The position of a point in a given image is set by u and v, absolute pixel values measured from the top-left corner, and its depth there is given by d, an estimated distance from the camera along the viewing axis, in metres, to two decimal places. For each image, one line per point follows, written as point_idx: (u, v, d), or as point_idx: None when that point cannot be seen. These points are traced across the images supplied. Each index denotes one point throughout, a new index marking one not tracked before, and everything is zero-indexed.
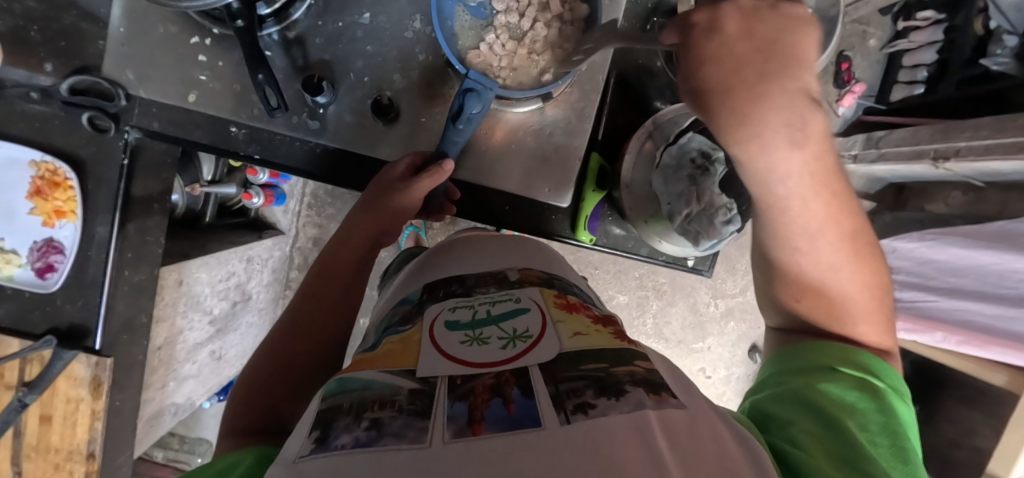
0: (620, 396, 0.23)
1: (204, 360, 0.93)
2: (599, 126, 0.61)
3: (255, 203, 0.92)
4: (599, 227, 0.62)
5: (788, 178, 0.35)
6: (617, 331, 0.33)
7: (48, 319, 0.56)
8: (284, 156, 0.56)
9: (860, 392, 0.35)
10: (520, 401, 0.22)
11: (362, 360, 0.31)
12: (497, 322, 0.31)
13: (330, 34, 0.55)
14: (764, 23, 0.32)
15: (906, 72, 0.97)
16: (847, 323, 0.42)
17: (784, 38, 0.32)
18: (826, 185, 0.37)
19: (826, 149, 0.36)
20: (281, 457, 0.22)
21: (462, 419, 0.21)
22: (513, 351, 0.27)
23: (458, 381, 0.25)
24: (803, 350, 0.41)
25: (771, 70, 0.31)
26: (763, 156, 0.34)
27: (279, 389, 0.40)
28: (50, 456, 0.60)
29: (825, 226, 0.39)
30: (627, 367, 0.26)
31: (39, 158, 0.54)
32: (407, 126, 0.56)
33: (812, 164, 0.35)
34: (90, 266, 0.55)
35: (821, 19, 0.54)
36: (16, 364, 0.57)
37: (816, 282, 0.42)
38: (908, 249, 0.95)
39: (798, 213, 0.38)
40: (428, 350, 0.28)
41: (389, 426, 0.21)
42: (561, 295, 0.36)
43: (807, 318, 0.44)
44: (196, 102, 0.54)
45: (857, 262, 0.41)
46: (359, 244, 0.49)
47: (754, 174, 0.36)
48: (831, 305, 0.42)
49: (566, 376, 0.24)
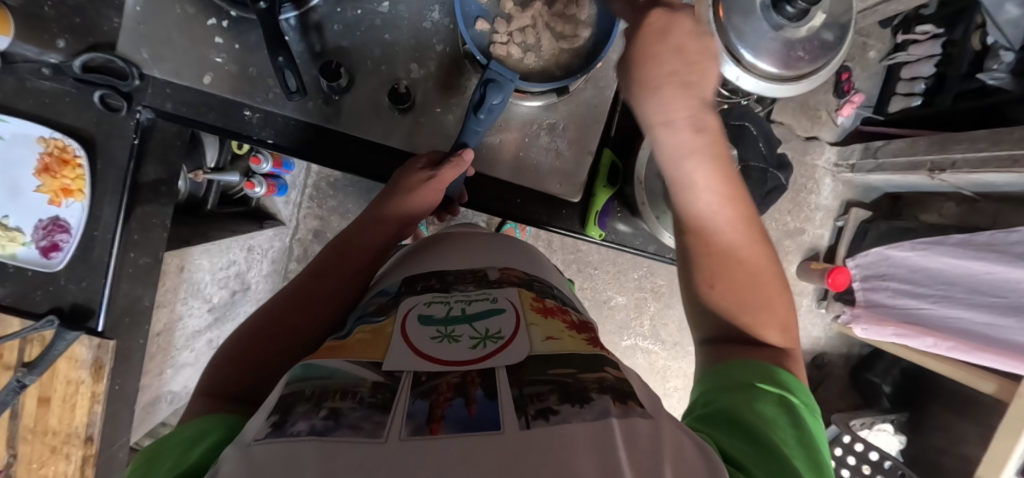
0: (584, 403, 0.23)
1: (201, 348, 0.92)
2: (614, 120, 0.62)
3: (257, 192, 0.88)
4: (608, 223, 0.62)
5: (688, 153, 0.40)
6: (591, 338, 0.33)
7: (51, 298, 0.55)
8: (297, 141, 0.56)
9: (782, 409, 0.32)
10: (483, 403, 0.23)
11: (334, 344, 0.32)
12: (469, 322, 0.32)
13: (348, 21, 0.55)
14: (692, 42, 0.39)
15: (905, 85, 0.98)
16: (754, 318, 0.40)
17: (699, 56, 0.39)
18: (721, 171, 0.41)
19: (716, 136, 0.40)
20: (239, 439, 0.23)
21: (422, 417, 0.21)
22: (482, 351, 0.28)
23: (422, 378, 0.25)
24: (736, 365, 0.36)
25: (685, 78, 0.38)
26: (671, 136, 0.40)
27: (256, 362, 0.38)
28: (47, 439, 0.59)
29: (724, 207, 0.42)
30: (595, 375, 0.26)
31: (47, 135, 0.53)
32: (421, 115, 0.56)
33: (708, 146, 0.40)
34: (96, 246, 0.55)
35: (834, 24, 0.55)
36: (16, 344, 0.55)
37: (734, 261, 0.41)
38: (902, 256, 0.93)
39: (699, 185, 0.41)
40: (398, 345, 0.29)
41: (347, 416, 0.21)
42: (538, 298, 0.36)
43: (719, 307, 0.41)
44: (211, 84, 0.54)
45: (752, 239, 0.42)
46: (383, 233, 0.48)
47: (667, 154, 0.42)
48: (738, 292, 0.41)
49: (531, 380, 0.25)
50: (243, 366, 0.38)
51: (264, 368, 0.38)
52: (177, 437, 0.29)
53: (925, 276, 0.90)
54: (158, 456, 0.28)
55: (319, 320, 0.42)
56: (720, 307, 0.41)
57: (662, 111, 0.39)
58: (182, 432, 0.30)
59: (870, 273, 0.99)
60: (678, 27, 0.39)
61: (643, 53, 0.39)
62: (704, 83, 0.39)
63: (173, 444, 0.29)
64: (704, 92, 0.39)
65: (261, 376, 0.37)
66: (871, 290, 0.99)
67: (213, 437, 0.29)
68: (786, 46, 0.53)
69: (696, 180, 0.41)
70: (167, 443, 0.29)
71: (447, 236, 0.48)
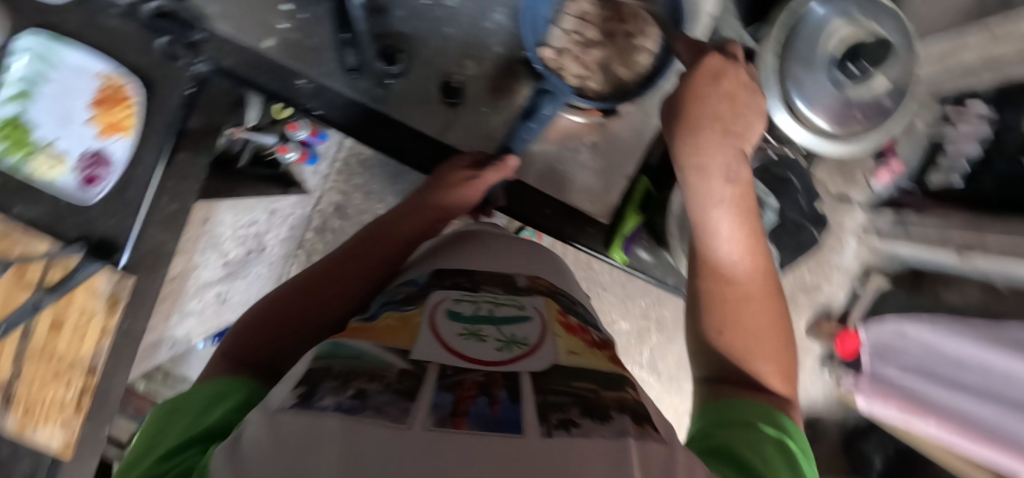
0: (604, 420, 0.23)
1: (209, 300, 0.93)
2: (658, 149, 0.61)
3: (289, 158, 0.90)
4: (632, 249, 0.61)
5: (720, 193, 0.42)
6: (612, 357, 0.33)
7: (80, 227, 0.57)
8: (342, 116, 0.56)
9: (781, 452, 0.27)
10: (506, 405, 0.23)
11: (359, 327, 0.31)
12: (496, 324, 0.31)
13: (414, 9, 0.56)
14: (741, 93, 0.47)
15: (947, 161, 0.95)
16: (756, 363, 0.35)
17: (744, 109, 0.46)
18: (744, 218, 0.42)
19: (748, 188, 0.44)
20: (266, 404, 0.24)
21: (446, 409, 0.22)
22: (508, 355, 0.27)
23: (448, 372, 0.25)
24: (722, 409, 0.32)
25: (722, 125, 0.45)
26: (703, 178, 0.44)
27: (278, 330, 0.39)
28: (50, 365, 0.58)
29: (744, 249, 0.40)
30: (616, 393, 0.26)
31: (107, 73, 0.56)
32: (470, 112, 0.57)
33: (736, 192, 0.43)
34: (133, 186, 0.57)
35: (897, 90, 0.54)
36: (39, 265, 0.54)
37: (741, 302, 0.38)
38: (916, 333, 0.93)
39: (721, 226, 0.41)
40: (425, 333, 0.29)
41: (373, 399, 0.22)
42: (564, 314, 0.35)
43: (726, 350, 0.37)
44: (271, 49, 0.55)
45: (762, 276, 0.39)
46: (422, 222, 0.48)
47: (694, 192, 0.44)
48: (742, 331, 0.37)
49: (554, 389, 0.25)
50: (268, 333, 0.38)
51: (288, 340, 0.38)
52: (199, 397, 0.30)
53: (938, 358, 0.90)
54: (175, 412, 0.29)
55: (345, 298, 0.42)
56: (725, 351, 0.37)
57: (697, 152, 0.44)
58: (197, 394, 0.31)
59: (879, 344, 0.99)
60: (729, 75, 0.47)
61: (693, 94, 0.46)
62: (743, 133, 0.46)
63: (191, 404, 0.30)
64: (741, 144, 0.45)
65: (282, 347, 0.38)
66: (876, 362, 0.99)
67: (235, 401, 0.30)
68: (844, 105, 0.53)
69: (721, 223, 0.42)
70: (190, 401, 0.30)
71: (480, 234, 0.48)
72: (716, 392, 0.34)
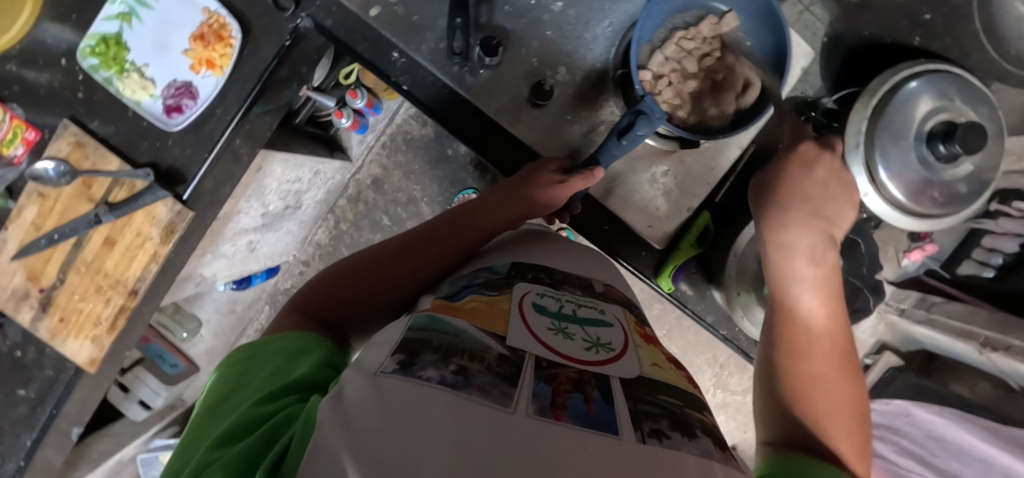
0: (691, 436, 0.23)
1: (241, 246, 0.94)
2: (721, 190, 0.63)
3: (342, 122, 0.91)
4: (680, 279, 0.62)
5: (805, 275, 0.48)
6: (686, 376, 0.33)
7: (151, 153, 0.59)
8: (428, 97, 0.58)
9: None
10: (600, 405, 0.23)
11: (448, 304, 0.32)
12: (580, 323, 0.32)
13: (519, 7, 0.57)
14: (833, 180, 0.53)
15: (981, 253, 0.82)
16: (830, 437, 0.39)
17: (832, 194, 0.52)
18: (828, 301, 0.47)
19: (832, 272, 0.49)
20: (362, 364, 0.24)
21: (546, 400, 0.22)
22: (597, 357, 0.28)
23: (543, 364, 0.25)
24: (804, 459, 0.35)
25: (810, 208, 0.51)
26: (793, 254, 0.49)
27: (353, 294, 0.40)
28: (96, 278, 0.59)
29: (826, 328, 0.45)
30: (698, 414, 0.27)
31: (213, 8, 0.56)
32: (553, 115, 0.58)
33: (822, 276, 0.48)
34: (211, 122, 0.59)
35: (976, 178, 0.55)
36: (107, 182, 0.56)
37: (818, 375, 0.42)
38: (924, 417, 0.91)
39: (804, 303, 0.47)
40: (516, 322, 0.29)
41: (476, 377, 0.22)
42: (640, 325, 0.36)
43: (802, 416, 0.40)
44: (374, 18, 0.56)
45: (841, 359, 0.44)
46: (504, 217, 0.49)
47: (780, 268, 0.49)
48: (816, 399, 0.41)
49: (643, 398, 0.25)
50: (343, 294, 0.40)
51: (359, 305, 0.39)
52: (281, 344, 0.32)
53: (940, 446, 0.88)
54: (259, 358, 0.30)
55: (419, 276, 0.42)
56: (799, 415, 0.40)
57: (786, 230, 0.50)
58: (277, 341, 0.32)
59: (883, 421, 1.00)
60: (822, 164, 0.54)
61: (785, 180, 0.53)
62: (830, 220, 0.51)
63: (275, 349, 0.31)
64: (828, 230, 0.51)
65: (353, 311, 0.39)
66: (879, 439, 0.99)
67: (316, 356, 0.31)
68: (923, 180, 0.53)
69: (806, 302, 0.47)
70: (272, 346, 0.31)
71: (554, 237, 0.48)
72: (786, 450, 0.38)
